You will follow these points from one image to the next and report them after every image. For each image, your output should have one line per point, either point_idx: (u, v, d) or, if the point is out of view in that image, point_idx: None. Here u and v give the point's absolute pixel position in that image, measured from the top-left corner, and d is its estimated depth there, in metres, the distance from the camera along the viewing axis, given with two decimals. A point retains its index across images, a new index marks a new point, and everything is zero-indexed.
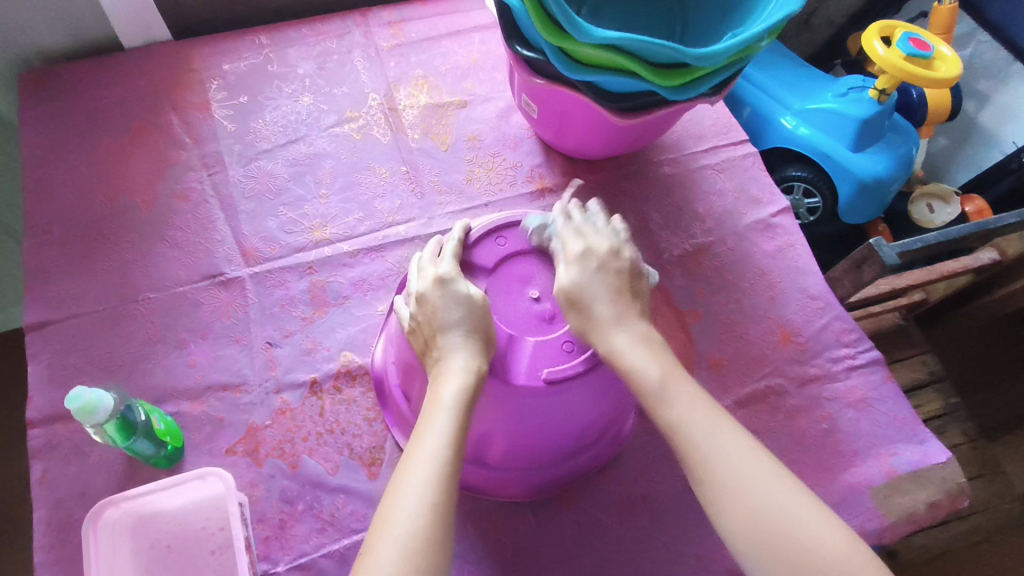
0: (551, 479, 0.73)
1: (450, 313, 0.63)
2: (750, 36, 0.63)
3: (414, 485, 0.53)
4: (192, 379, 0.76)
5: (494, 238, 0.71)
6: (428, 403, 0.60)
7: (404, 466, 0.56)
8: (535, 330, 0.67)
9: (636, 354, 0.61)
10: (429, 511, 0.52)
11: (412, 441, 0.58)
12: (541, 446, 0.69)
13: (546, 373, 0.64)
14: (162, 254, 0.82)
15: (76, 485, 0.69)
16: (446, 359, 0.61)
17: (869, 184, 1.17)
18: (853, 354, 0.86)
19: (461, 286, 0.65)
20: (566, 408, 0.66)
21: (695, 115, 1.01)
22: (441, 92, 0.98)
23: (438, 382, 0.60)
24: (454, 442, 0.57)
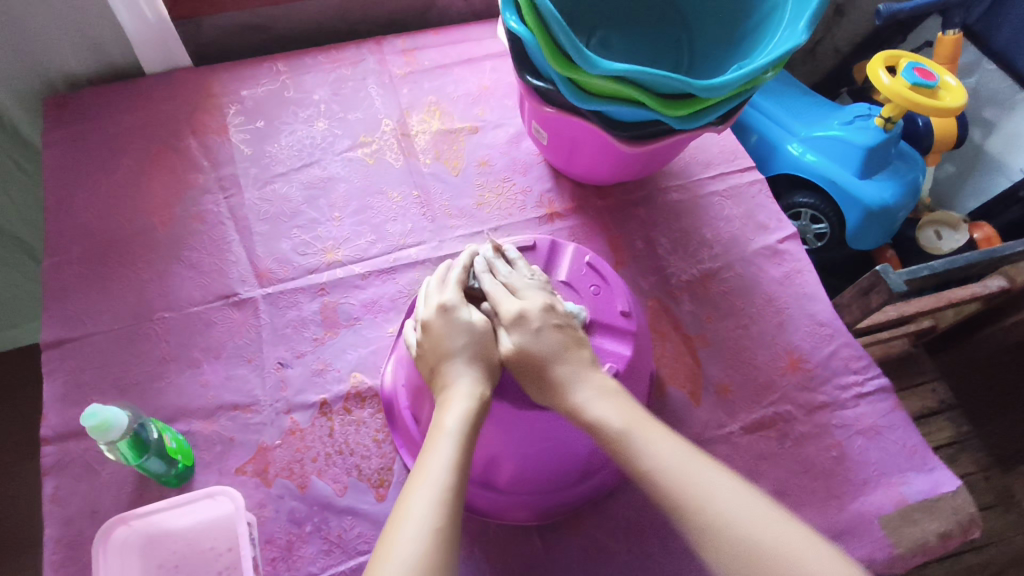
0: (559, 503, 0.74)
1: (453, 340, 0.64)
2: (755, 69, 0.64)
3: (418, 511, 0.54)
4: (204, 399, 0.77)
5: (504, 262, 0.73)
6: (431, 430, 0.60)
7: (408, 492, 0.56)
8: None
9: (601, 407, 0.60)
10: (433, 534, 0.52)
11: (416, 468, 0.58)
12: (549, 469, 0.70)
13: None
14: (177, 275, 0.83)
15: (87, 503, 0.70)
16: (450, 384, 0.62)
17: (877, 212, 1.18)
18: (862, 381, 0.86)
19: (464, 313, 0.66)
20: (573, 431, 0.67)
21: (702, 142, 1.03)
22: (453, 117, 1.00)
23: (442, 408, 0.61)
24: (457, 466, 0.57)
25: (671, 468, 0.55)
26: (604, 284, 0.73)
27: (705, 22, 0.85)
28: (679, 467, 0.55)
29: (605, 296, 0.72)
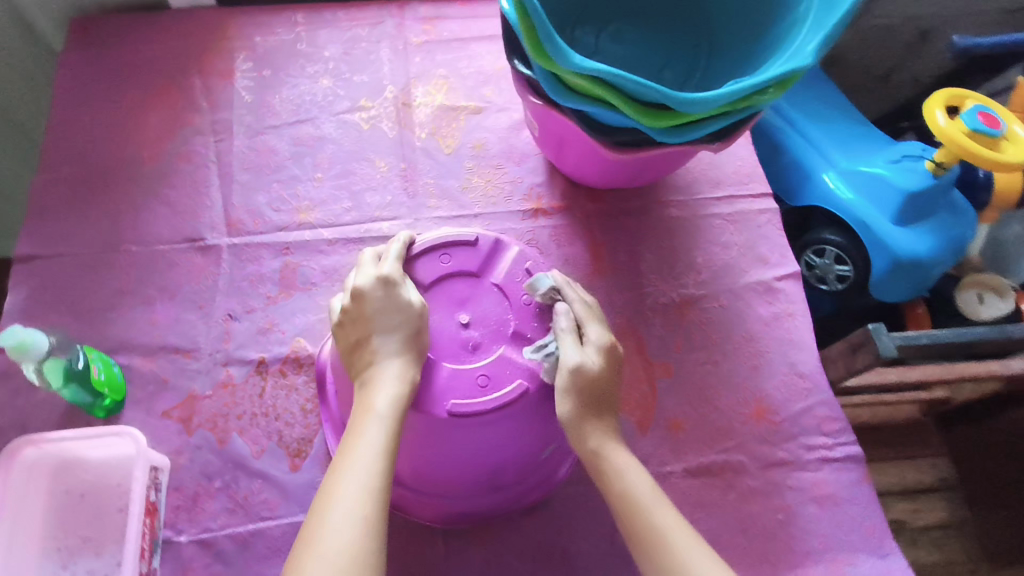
0: (466, 512, 0.71)
1: (386, 317, 0.62)
2: (744, 88, 0.57)
3: (345, 500, 0.53)
4: (149, 337, 0.77)
5: (438, 254, 0.68)
6: (359, 411, 0.59)
7: (334, 480, 0.55)
8: (455, 357, 0.63)
9: (630, 470, 0.62)
10: (362, 523, 0.52)
11: (342, 452, 0.57)
12: (453, 478, 0.66)
13: (451, 405, 0.60)
14: (151, 211, 0.84)
15: (19, 416, 0.72)
16: (376, 364, 0.60)
17: (906, 263, 1.06)
18: (830, 445, 0.79)
19: (403, 291, 0.63)
20: (474, 445, 0.63)
21: (718, 159, 0.96)
22: (458, 94, 0.96)
23: (369, 389, 0.59)
24: (387, 451, 0.56)
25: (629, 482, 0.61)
26: (537, 293, 0.66)
27: (728, 27, 0.78)
28: (633, 479, 0.61)
29: (535, 309, 0.66)
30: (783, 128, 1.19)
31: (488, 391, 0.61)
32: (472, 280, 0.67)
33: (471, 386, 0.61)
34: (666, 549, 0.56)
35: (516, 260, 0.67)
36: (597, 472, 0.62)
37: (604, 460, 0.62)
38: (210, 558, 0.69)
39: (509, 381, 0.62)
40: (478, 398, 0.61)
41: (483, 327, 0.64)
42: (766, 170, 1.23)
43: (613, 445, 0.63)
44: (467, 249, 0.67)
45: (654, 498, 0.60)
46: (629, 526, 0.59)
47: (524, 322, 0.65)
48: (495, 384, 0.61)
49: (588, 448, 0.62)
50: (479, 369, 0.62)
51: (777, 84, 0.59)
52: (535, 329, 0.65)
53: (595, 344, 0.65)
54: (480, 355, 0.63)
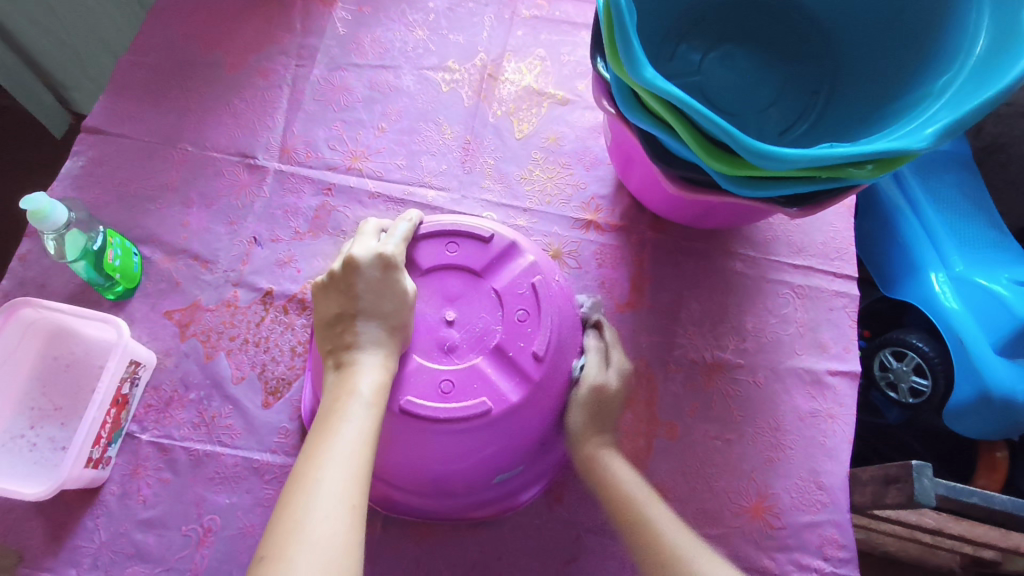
0: (408, 508, 0.67)
1: (380, 301, 0.59)
2: (833, 157, 0.48)
3: (326, 487, 0.48)
4: (176, 237, 0.79)
5: (447, 241, 0.65)
6: (337, 391, 0.55)
7: (309, 464, 0.50)
8: (428, 353, 0.61)
9: (635, 482, 0.62)
10: (349, 512, 0.47)
11: (316, 435, 0.52)
12: (403, 477, 0.63)
13: (405, 402, 0.58)
14: (217, 117, 0.85)
15: (43, 275, 0.76)
16: (360, 349, 0.57)
17: (995, 402, 0.90)
18: (826, 572, 0.70)
19: (402, 278, 0.61)
20: (424, 447, 0.59)
21: (808, 222, 0.85)
22: (548, 79, 0.91)
23: (350, 373, 0.56)
24: (371, 437, 0.52)
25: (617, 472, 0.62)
26: (535, 311, 0.62)
27: (853, 88, 0.68)
28: (622, 472, 0.63)
29: (528, 327, 0.61)
30: (902, 207, 1.04)
31: (448, 399, 0.58)
32: (471, 279, 0.64)
33: (432, 389, 0.59)
34: (642, 510, 0.59)
35: (524, 270, 0.63)
36: (593, 477, 0.63)
37: (601, 463, 0.63)
38: (162, 464, 0.69)
39: (472, 395, 0.58)
40: (436, 403, 0.58)
41: (465, 330, 0.62)
42: (869, 248, 1.08)
43: (613, 455, 0.64)
44: (477, 247, 0.65)
45: (646, 495, 0.61)
46: (625, 520, 0.59)
47: (509, 337, 0.61)
48: (457, 394, 0.58)
49: (584, 453, 0.64)
50: (446, 373, 0.59)
51: (878, 162, 0.51)
52: (519, 348, 0.60)
53: (618, 369, 0.66)
54: (453, 359, 0.61)
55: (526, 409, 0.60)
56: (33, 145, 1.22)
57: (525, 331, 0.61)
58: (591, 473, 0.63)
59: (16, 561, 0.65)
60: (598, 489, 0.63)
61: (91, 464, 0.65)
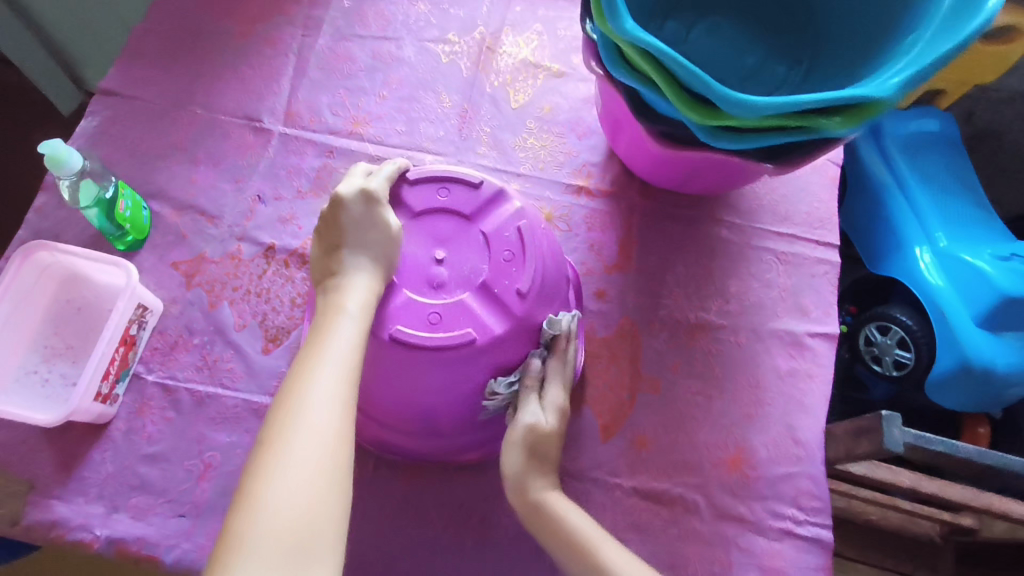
0: (397, 447, 0.70)
1: (365, 230, 0.63)
2: (802, 103, 0.51)
3: (309, 420, 0.49)
4: (184, 193, 0.82)
5: (439, 186, 0.68)
6: (326, 327, 0.57)
7: (293, 397, 0.51)
8: (417, 288, 0.64)
9: (580, 517, 0.62)
10: (339, 409, 0.51)
11: (303, 368, 0.54)
12: (392, 412, 0.66)
13: (394, 331, 0.61)
14: (226, 82, 0.89)
15: (57, 225, 0.80)
16: (348, 272, 0.61)
17: (975, 373, 0.93)
18: (799, 521, 0.72)
19: (383, 211, 0.64)
20: (413, 379, 0.63)
21: (793, 193, 0.88)
22: (545, 52, 0.94)
23: (340, 296, 0.59)
24: (360, 346, 0.56)
25: (570, 522, 0.61)
26: (520, 253, 0.65)
27: (829, 61, 0.72)
28: (574, 518, 0.62)
29: (513, 269, 0.64)
30: (890, 186, 1.06)
31: (436, 329, 0.62)
32: (461, 222, 0.67)
33: (421, 319, 0.62)
34: (598, 557, 0.59)
35: (510, 216, 0.66)
36: (540, 525, 0.62)
37: (550, 506, 0.62)
38: (166, 403, 0.73)
39: (459, 326, 0.62)
40: (424, 332, 0.61)
41: (454, 268, 0.65)
42: (857, 224, 1.11)
43: (554, 495, 0.64)
44: (465, 193, 0.67)
45: (595, 539, 0.61)
46: (582, 565, 0.59)
47: (496, 276, 0.64)
48: (444, 324, 0.62)
49: (530, 501, 0.63)
50: (435, 306, 0.62)
51: (847, 115, 0.53)
52: (506, 287, 0.63)
53: (552, 406, 0.66)
54: (441, 295, 0.64)
55: (509, 343, 0.64)
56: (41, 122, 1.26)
57: (511, 273, 0.64)
58: (541, 519, 0.62)
59: (27, 490, 0.69)
60: (547, 540, 0.62)
61: (99, 398, 0.69)
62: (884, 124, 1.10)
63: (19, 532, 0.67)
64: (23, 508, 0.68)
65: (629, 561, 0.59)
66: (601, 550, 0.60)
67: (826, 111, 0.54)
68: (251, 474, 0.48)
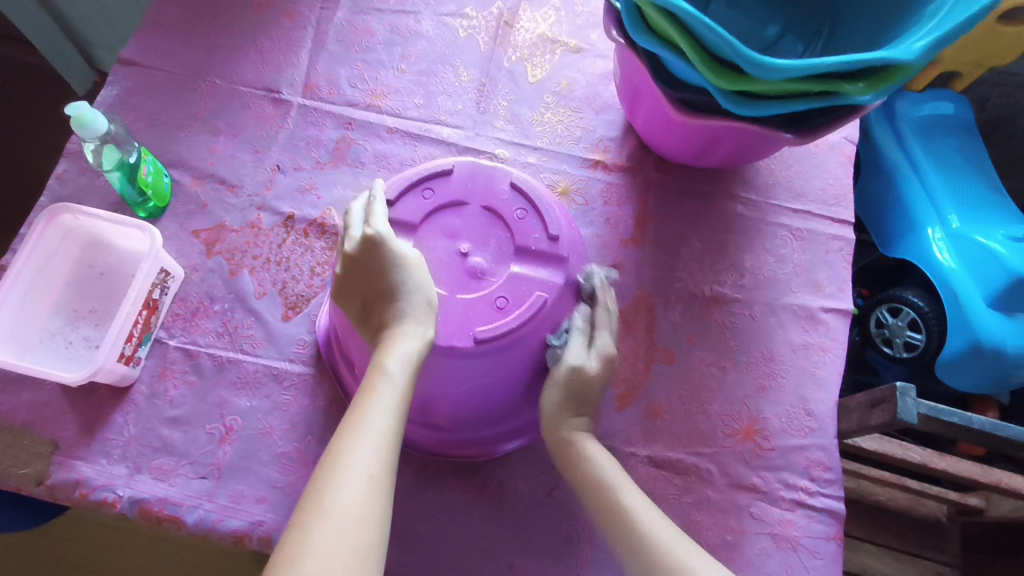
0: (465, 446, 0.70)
1: (389, 278, 0.59)
2: (829, 66, 0.51)
3: (339, 509, 0.47)
4: (204, 163, 0.83)
5: (419, 190, 0.67)
6: (364, 392, 0.55)
7: (324, 482, 0.48)
8: (466, 287, 0.63)
9: (603, 457, 0.62)
10: (382, 460, 0.50)
11: (335, 444, 0.51)
12: (460, 410, 0.66)
13: (476, 332, 0.61)
14: (244, 54, 0.89)
15: (78, 192, 0.80)
16: (394, 325, 0.58)
17: (986, 354, 0.93)
18: (812, 491, 0.73)
19: (395, 246, 0.60)
20: (472, 371, 0.62)
21: (808, 170, 0.88)
22: (562, 28, 0.94)
23: (384, 350, 0.57)
24: (405, 396, 0.55)
25: (590, 452, 0.63)
26: (531, 208, 0.66)
27: (849, 34, 0.72)
28: (595, 454, 0.63)
29: (529, 222, 0.66)
30: (902, 168, 1.07)
31: (507, 311, 0.62)
32: (459, 209, 0.67)
33: (488, 311, 0.62)
34: (616, 495, 0.59)
35: (501, 183, 0.67)
36: (567, 462, 0.63)
37: (577, 445, 0.63)
38: (188, 367, 0.74)
39: (528, 297, 0.63)
40: (498, 319, 0.61)
41: (484, 249, 0.65)
42: (869, 205, 1.12)
43: (587, 436, 0.64)
44: (446, 180, 0.67)
45: (620, 483, 0.60)
46: (592, 496, 0.60)
47: (518, 234, 0.65)
48: (512, 305, 0.62)
49: (561, 436, 0.64)
50: (495, 292, 0.63)
51: (871, 80, 0.54)
52: (535, 240, 0.65)
53: (599, 351, 0.65)
54: (489, 281, 0.64)
55: (564, 301, 0.65)
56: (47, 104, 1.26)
57: (531, 229, 0.66)
58: (569, 463, 0.63)
59: (52, 450, 0.69)
60: (575, 480, 0.63)
61: (123, 360, 0.69)
62: (899, 107, 1.10)
63: (44, 490, 0.67)
64: (49, 468, 0.68)
65: (649, 510, 0.59)
66: (613, 483, 0.60)
67: (850, 77, 0.55)
68: (293, 527, 0.47)
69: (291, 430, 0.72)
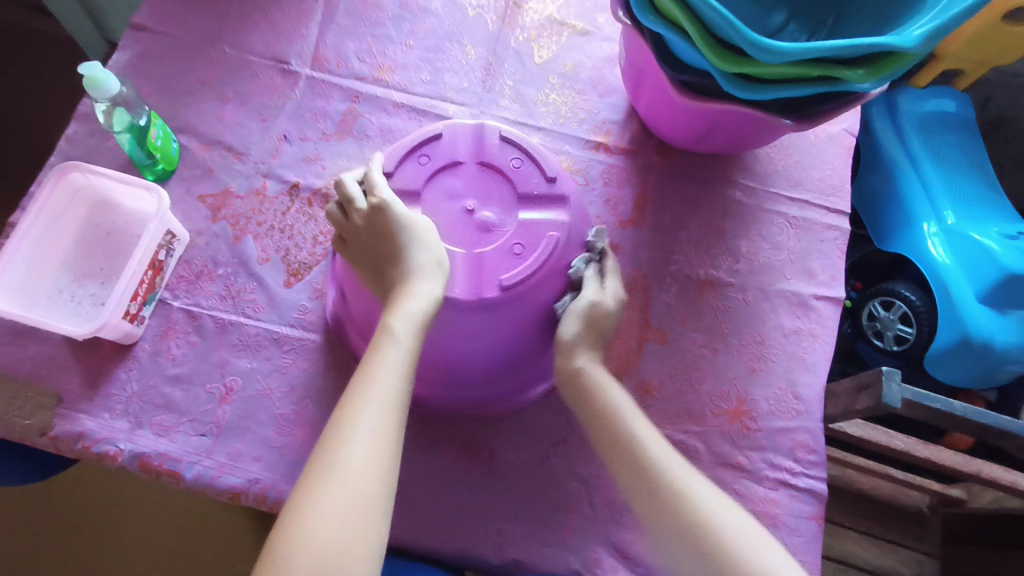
0: (475, 404, 0.72)
1: (397, 241, 0.61)
2: (829, 50, 0.53)
3: (346, 468, 0.49)
4: (212, 130, 0.84)
5: (415, 158, 0.68)
6: (372, 351, 0.56)
7: (332, 441, 0.51)
8: (480, 241, 0.65)
9: (627, 403, 0.63)
10: (388, 417, 0.52)
11: (343, 403, 0.53)
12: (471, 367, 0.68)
13: (502, 279, 0.63)
14: (255, 24, 0.90)
15: (87, 152, 0.82)
16: (403, 286, 0.60)
17: (974, 347, 0.94)
18: (795, 472, 0.75)
19: (402, 211, 0.62)
20: (489, 324, 0.65)
21: (807, 160, 0.90)
22: (570, 10, 0.95)
23: (392, 311, 0.58)
24: (412, 355, 0.56)
25: (616, 402, 0.63)
26: (526, 154, 0.68)
27: (854, 26, 0.73)
28: (627, 407, 0.63)
29: (526, 168, 0.68)
30: (902, 163, 1.08)
31: (525, 254, 0.64)
32: (455, 168, 0.68)
33: (507, 256, 0.64)
34: (642, 441, 0.60)
35: (494, 137, 0.69)
36: (578, 392, 0.65)
37: (590, 380, 0.65)
38: (190, 328, 0.75)
39: (540, 238, 0.65)
40: (519, 264, 0.64)
41: (488, 204, 0.67)
42: (865, 197, 1.12)
43: (599, 368, 0.66)
44: (439, 144, 0.69)
45: (650, 434, 0.62)
46: (615, 441, 0.61)
47: (518, 183, 0.67)
48: (529, 249, 0.65)
49: (571, 367, 0.65)
50: (510, 240, 0.65)
51: (870, 67, 0.55)
52: (535, 184, 0.67)
53: (613, 292, 0.69)
54: (500, 230, 0.66)
55: (570, 246, 0.68)
56: (52, 73, 1.28)
57: (529, 173, 0.68)
58: (584, 398, 0.64)
59: (56, 402, 0.71)
60: (595, 419, 0.63)
61: (128, 317, 0.71)
62: (901, 103, 1.11)
63: (47, 442, 0.69)
64: (52, 420, 0.70)
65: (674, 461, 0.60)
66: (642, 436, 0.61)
67: (850, 63, 0.56)
68: (303, 484, 0.49)
69: (289, 393, 0.73)
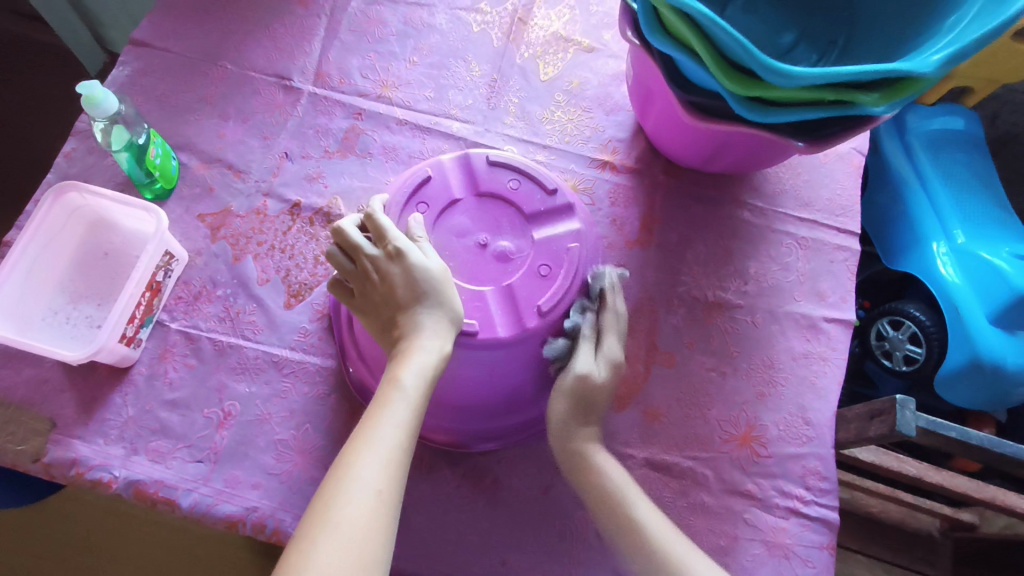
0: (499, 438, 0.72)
1: (410, 291, 0.60)
2: (844, 76, 0.51)
3: (345, 522, 0.47)
4: (213, 147, 0.83)
5: (415, 205, 0.67)
6: (378, 403, 0.56)
7: (331, 494, 0.49)
8: (503, 272, 0.66)
9: None
10: (391, 473, 0.51)
11: (345, 455, 0.52)
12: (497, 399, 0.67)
13: (540, 304, 0.64)
14: (256, 39, 0.89)
15: (85, 169, 0.80)
16: (414, 339, 0.59)
17: (986, 369, 0.92)
18: (806, 500, 0.73)
19: (420, 260, 0.61)
20: (520, 355, 0.65)
21: (817, 179, 0.88)
22: (576, 27, 0.94)
23: (400, 362, 0.58)
24: (417, 412, 0.56)
25: None
26: (523, 175, 0.69)
27: (864, 44, 0.72)
28: None
29: (524, 188, 0.69)
30: (910, 181, 1.07)
31: (552, 275, 0.66)
32: (456, 205, 0.68)
33: (535, 279, 0.65)
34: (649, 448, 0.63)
35: (489, 169, 0.69)
36: (596, 400, 0.67)
37: (611, 392, 0.67)
38: (188, 350, 0.74)
39: (559, 258, 0.66)
40: (549, 285, 0.65)
41: (501, 234, 0.67)
42: (873, 218, 1.11)
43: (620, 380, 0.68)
44: (430, 187, 0.68)
45: None
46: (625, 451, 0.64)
47: (523, 204, 0.68)
48: (553, 270, 0.66)
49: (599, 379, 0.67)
50: (534, 263, 0.66)
51: (886, 91, 0.54)
52: (537, 203, 0.68)
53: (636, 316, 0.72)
54: (518, 258, 0.66)
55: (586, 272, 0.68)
56: (52, 86, 1.27)
57: (529, 192, 0.69)
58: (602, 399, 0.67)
59: (49, 428, 0.69)
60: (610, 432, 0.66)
61: (124, 340, 0.69)
62: (908, 120, 1.10)
63: (40, 468, 0.67)
64: (45, 446, 0.68)
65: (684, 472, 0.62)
66: None
67: (864, 88, 0.55)
68: (300, 536, 0.48)
69: (289, 417, 0.72)
